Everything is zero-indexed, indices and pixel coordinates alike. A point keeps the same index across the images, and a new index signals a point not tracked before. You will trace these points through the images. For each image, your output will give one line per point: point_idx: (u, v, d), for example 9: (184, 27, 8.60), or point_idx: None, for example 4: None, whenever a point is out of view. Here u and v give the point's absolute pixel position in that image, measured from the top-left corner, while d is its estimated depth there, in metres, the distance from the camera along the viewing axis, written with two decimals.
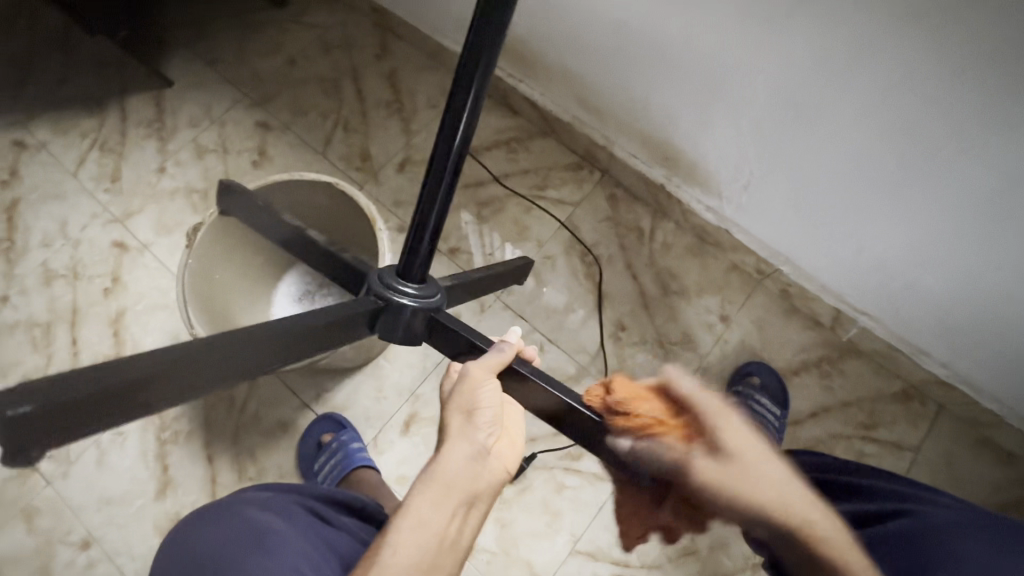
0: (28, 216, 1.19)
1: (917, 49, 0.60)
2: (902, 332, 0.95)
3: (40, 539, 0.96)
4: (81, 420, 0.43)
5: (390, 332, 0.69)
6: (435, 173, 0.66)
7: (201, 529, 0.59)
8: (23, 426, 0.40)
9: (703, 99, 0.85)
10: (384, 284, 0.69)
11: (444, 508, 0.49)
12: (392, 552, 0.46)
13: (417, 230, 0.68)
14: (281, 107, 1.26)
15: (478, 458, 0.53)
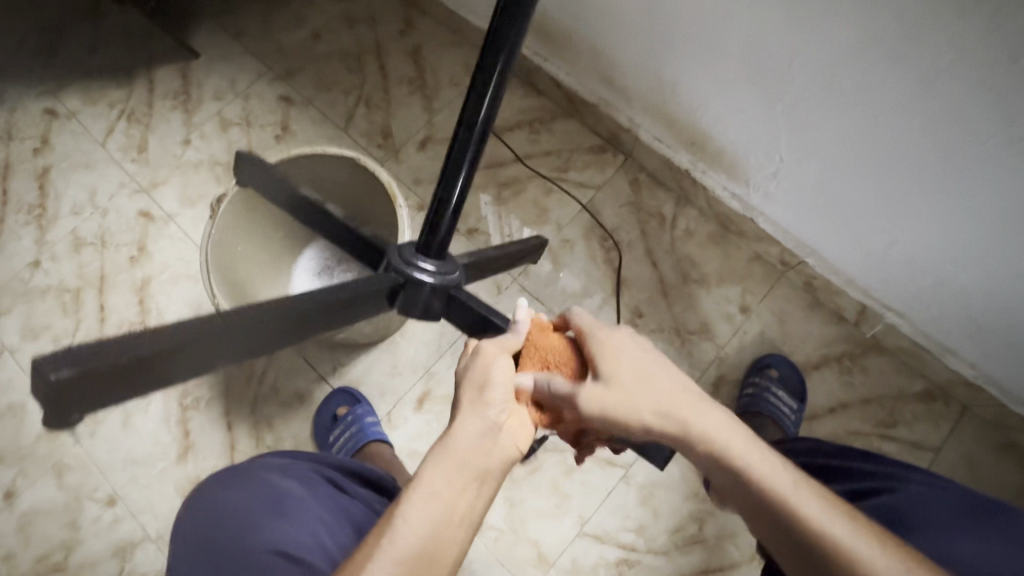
0: (59, 183, 1.22)
1: (969, 32, 0.57)
2: (931, 329, 0.92)
3: (69, 494, 1.00)
4: (116, 387, 0.43)
5: (409, 308, 0.70)
6: (458, 149, 0.66)
7: (221, 491, 0.60)
8: (64, 390, 0.40)
9: (735, 80, 0.82)
10: (404, 260, 0.70)
11: (457, 483, 0.47)
12: (403, 524, 0.45)
13: (437, 208, 0.68)
14: (304, 82, 1.26)
15: (492, 435, 0.51)
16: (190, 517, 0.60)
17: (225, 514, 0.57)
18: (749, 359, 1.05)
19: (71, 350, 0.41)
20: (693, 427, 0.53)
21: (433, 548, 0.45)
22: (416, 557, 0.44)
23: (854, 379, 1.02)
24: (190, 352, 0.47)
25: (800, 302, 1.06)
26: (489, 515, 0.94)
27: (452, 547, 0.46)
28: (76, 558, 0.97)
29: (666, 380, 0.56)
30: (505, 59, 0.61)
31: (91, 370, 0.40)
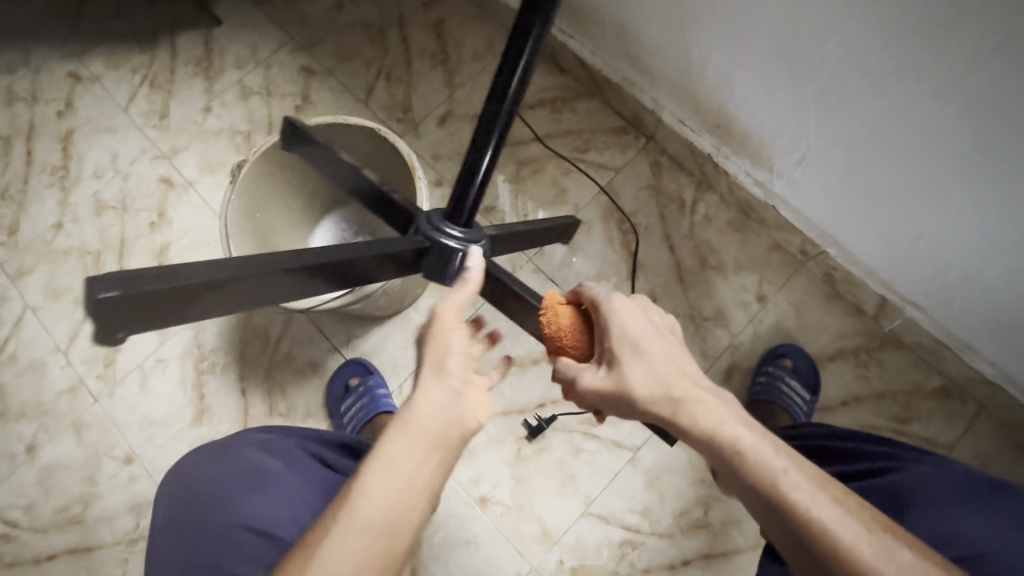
0: (82, 147, 1.23)
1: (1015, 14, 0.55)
2: (951, 325, 0.91)
3: (88, 451, 1.03)
4: (148, 312, 0.50)
5: (435, 274, 0.69)
6: (491, 112, 0.66)
7: (199, 469, 0.60)
8: (108, 307, 0.47)
9: (765, 62, 0.80)
10: (432, 225, 0.69)
11: (415, 452, 0.45)
12: (361, 496, 0.42)
13: (468, 172, 0.68)
14: (326, 52, 1.25)
15: (454, 403, 0.48)
16: (163, 495, 0.60)
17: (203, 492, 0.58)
18: (763, 348, 1.04)
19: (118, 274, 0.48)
20: (683, 408, 0.52)
21: (395, 519, 0.42)
22: (378, 528, 0.42)
23: (869, 372, 1.01)
24: (217, 288, 0.53)
25: (818, 293, 1.04)
26: (496, 490, 0.95)
27: (413, 520, 0.43)
28: (94, 512, 1.00)
29: (664, 362, 0.55)
30: (534, 39, 0.63)
31: (127, 292, 0.47)
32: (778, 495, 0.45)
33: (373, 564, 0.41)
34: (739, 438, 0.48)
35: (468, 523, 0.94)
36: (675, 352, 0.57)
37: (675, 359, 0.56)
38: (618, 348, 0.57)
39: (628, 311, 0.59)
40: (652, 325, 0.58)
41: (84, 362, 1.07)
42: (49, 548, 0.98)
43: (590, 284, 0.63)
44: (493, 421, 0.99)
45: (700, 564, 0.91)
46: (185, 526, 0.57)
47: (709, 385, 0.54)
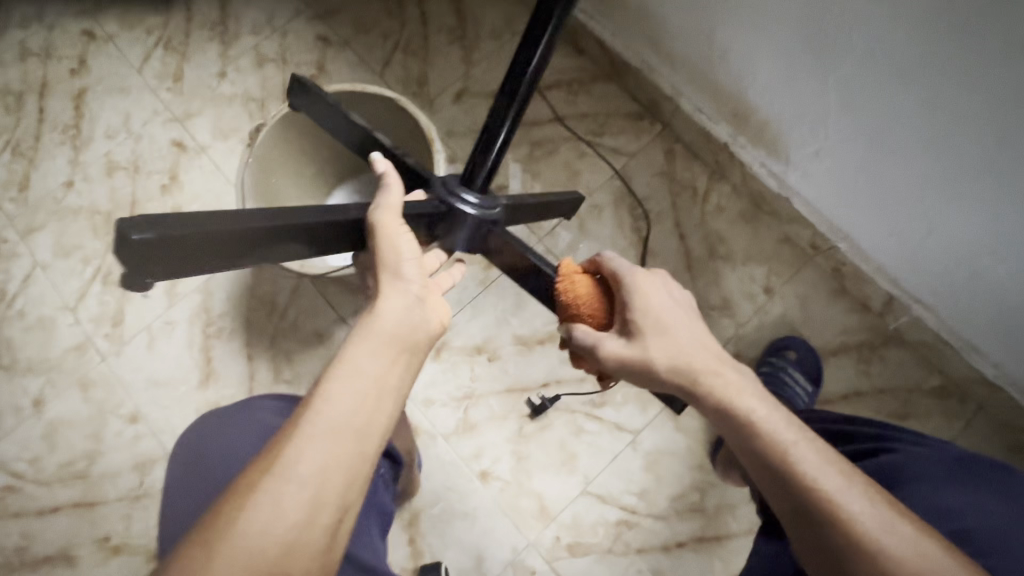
0: (95, 106, 1.22)
1: None
2: (956, 324, 0.91)
3: (94, 408, 1.04)
4: (172, 257, 0.51)
5: (447, 238, 0.71)
6: (509, 89, 0.68)
7: (205, 429, 0.62)
8: (140, 248, 0.48)
9: (790, 50, 0.79)
10: (449, 191, 0.71)
11: (379, 357, 0.45)
12: (324, 401, 0.41)
13: (485, 145, 0.70)
14: (343, 22, 1.24)
15: (414, 307, 0.50)
16: (175, 462, 0.61)
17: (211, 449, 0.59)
18: (768, 340, 1.04)
19: (150, 216, 0.49)
20: (710, 383, 0.53)
21: (361, 422, 0.41)
22: (344, 430, 0.40)
23: (871, 368, 1.02)
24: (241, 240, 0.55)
25: (825, 288, 1.05)
26: (496, 466, 0.97)
27: (380, 424, 0.42)
28: (98, 468, 1.01)
29: (686, 335, 0.56)
30: (559, 14, 0.64)
31: (160, 236, 0.48)
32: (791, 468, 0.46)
33: (339, 469, 0.39)
34: (758, 417, 0.50)
35: (468, 497, 0.96)
36: (699, 330, 0.58)
37: (700, 336, 0.57)
38: (641, 319, 0.58)
39: (648, 281, 0.60)
40: (676, 304, 0.59)
41: (92, 321, 1.08)
42: (53, 502, 1.00)
43: (605, 253, 0.64)
44: (497, 397, 1.00)
45: (694, 546, 0.93)
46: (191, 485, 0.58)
47: (727, 359, 0.56)
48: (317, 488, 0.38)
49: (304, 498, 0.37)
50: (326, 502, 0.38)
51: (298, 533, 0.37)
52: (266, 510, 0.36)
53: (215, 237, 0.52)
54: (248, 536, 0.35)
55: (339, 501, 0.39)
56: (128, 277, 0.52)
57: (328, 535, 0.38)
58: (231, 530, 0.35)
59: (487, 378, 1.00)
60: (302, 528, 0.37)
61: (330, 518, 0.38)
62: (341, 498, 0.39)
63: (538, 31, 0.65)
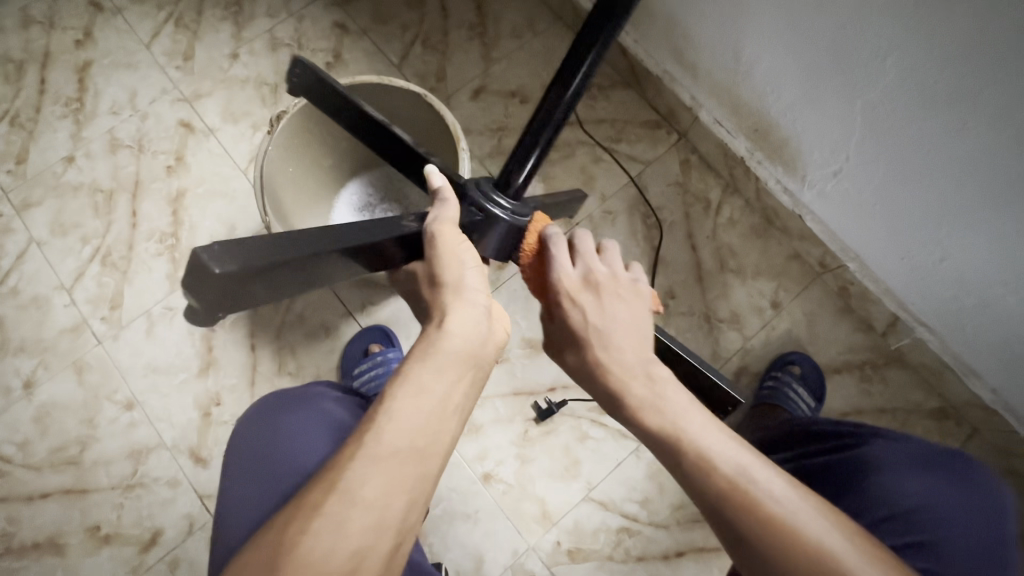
0: (99, 80, 1.18)
1: None
2: (959, 350, 0.93)
3: (88, 393, 1.01)
4: (243, 290, 0.51)
5: (481, 244, 0.69)
6: (555, 94, 0.68)
7: (259, 428, 0.63)
8: (216, 283, 0.48)
9: (818, 73, 0.80)
10: (484, 194, 0.69)
11: (445, 378, 0.45)
12: (388, 419, 0.41)
13: (529, 144, 0.70)
14: (360, 11, 1.22)
15: (482, 322, 0.51)
16: (224, 461, 0.61)
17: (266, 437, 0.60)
18: (773, 354, 1.06)
19: (218, 248, 0.49)
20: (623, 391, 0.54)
21: (423, 444, 0.41)
22: (407, 452, 0.40)
23: (873, 388, 1.04)
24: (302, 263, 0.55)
25: (831, 306, 1.07)
26: (500, 468, 0.96)
27: (442, 444, 0.42)
28: (91, 455, 0.98)
29: (606, 326, 0.57)
30: (610, 31, 0.65)
31: (234, 269, 0.48)
32: (699, 476, 0.47)
33: (402, 488, 0.39)
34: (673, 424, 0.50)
35: (470, 498, 0.95)
36: (627, 344, 0.56)
37: (620, 353, 0.55)
38: (567, 314, 0.58)
39: (580, 279, 0.60)
40: (603, 312, 0.57)
41: (90, 303, 1.05)
42: (42, 487, 0.97)
43: (551, 238, 0.64)
44: (503, 400, 1.00)
45: (693, 556, 0.94)
46: (248, 478, 0.57)
47: (641, 371, 0.54)
48: (380, 510, 0.38)
49: (369, 519, 0.37)
50: (388, 524, 0.38)
51: (360, 558, 0.36)
52: (328, 528, 0.36)
53: (282, 259, 0.52)
54: (310, 555, 0.35)
55: (400, 523, 0.39)
56: (196, 313, 0.51)
57: (387, 557, 0.38)
58: (294, 548, 0.36)
59: (495, 379, 1.00)
60: (366, 552, 0.37)
61: (390, 542, 0.38)
62: (403, 520, 0.39)
63: (590, 40, 0.65)
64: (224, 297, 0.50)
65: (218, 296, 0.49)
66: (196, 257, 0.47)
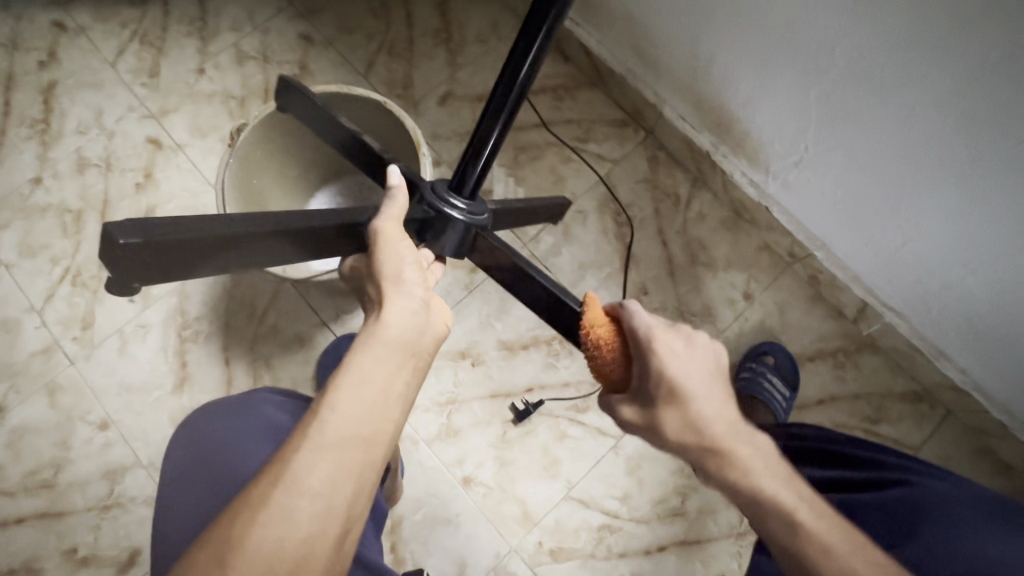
0: (65, 100, 1.18)
1: (997, 41, 0.59)
2: (927, 332, 0.94)
3: (61, 414, 1.00)
4: (164, 262, 0.52)
5: (436, 244, 0.71)
6: (497, 98, 0.68)
7: (195, 435, 0.61)
8: (126, 253, 0.49)
9: (772, 63, 0.81)
10: (437, 196, 0.70)
11: (387, 365, 0.45)
12: (333, 409, 0.41)
13: (475, 150, 0.70)
14: (326, 21, 1.23)
15: (420, 311, 0.52)
16: (162, 474, 0.61)
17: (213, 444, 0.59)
18: (747, 345, 1.07)
19: (139, 220, 0.50)
20: (731, 459, 0.49)
21: (366, 433, 0.42)
22: (351, 440, 0.41)
23: (846, 374, 1.05)
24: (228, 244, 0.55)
25: (803, 294, 1.08)
26: (479, 472, 0.96)
27: (383, 432, 0.43)
28: (65, 477, 0.97)
29: (710, 387, 0.53)
30: (550, 24, 0.64)
31: (141, 240, 0.49)
32: (830, 565, 0.43)
33: (350, 476, 0.39)
34: (783, 499, 0.47)
35: (451, 502, 0.95)
36: (725, 412, 0.52)
37: (717, 421, 0.51)
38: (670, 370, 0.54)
39: (667, 332, 0.57)
40: (693, 369, 0.54)
41: (61, 324, 1.04)
42: (17, 512, 0.96)
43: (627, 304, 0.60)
44: (480, 402, 1.00)
45: (675, 550, 0.94)
46: (194, 488, 0.57)
47: (743, 431, 0.51)
48: (328, 499, 0.38)
49: (317, 509, 0.38)
50: (335, 513, 0.38)
51: (310, 545, 0.37)
52: (273, 518, 0.36)
53: (205, 235, 0.53)
54: (257, 546, 0.35)
55: (347, 511, 0.39)
56: (115, 278, 0.52)
57: (334, 546, 0.38)
58: (241, 543, 0.35)
59: (471, 383, 1.00)
60: (315, 540, 0.37)
61: (336, 530, 0.38)
62: (350, 508, 0.39)
63: (530, 35, 0.64)
64: (141, 268, 0.52)
65: (132, 267, 0.51)
66: (110, 228, 0.48)
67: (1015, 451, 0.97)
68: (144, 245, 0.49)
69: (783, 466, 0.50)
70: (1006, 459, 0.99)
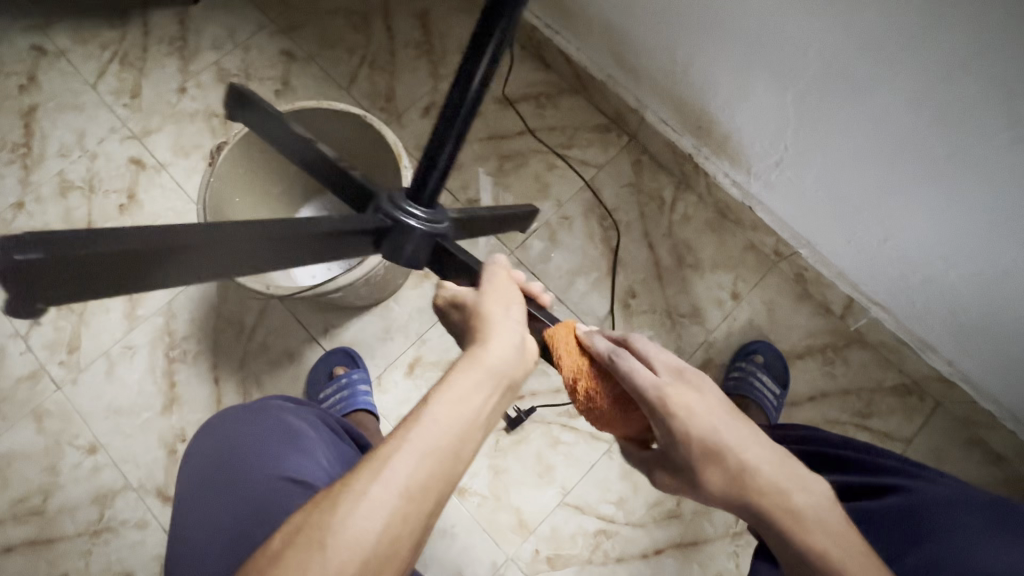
0: (46, 123, 1.17)
1: (962, 47, 0.60)
2: (913, 326, 0.95)
3: (49, 439, 0.99)
4: (85, 276, 0.41)
5: (395, 255, 0.65)
6: (452, 102, 0.61)
7: (212, 441, 0.61)
8: (28, 271, 0.38)
9: (749, 67, 0.82)
10: (393, 203, 0.64)
11: (483, 390, 0.44)
12: (432, 418, 0.40)
13: (431, 157, 0.63)
14: (307, 37, 1.23)
15: (517, 346, 0.49)
16: (180, 478, 0.61)
17: (233, 447, 0.59)
18: (737, 345, 1.07)
19: (39, 233, 0.39)
20: (784, 510, 0.47)
21: (458, 447, 0.40)
22: (445, 451, 0.39)
23: (836, 370, 1.05)
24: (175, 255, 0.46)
25: (789, 292, 1.08)
26: (473, 481, 0.96)
27: (471, 447, 0.41)
28: (55, 503, 0.96)
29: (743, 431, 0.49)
30: (504, 27, 0.57)
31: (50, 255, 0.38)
32: None
33: (436, 485, 0.38)
34: (832, 550, 0.44)
35: (446, 513, 0.94)
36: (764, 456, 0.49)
37: (768, 469, 0.48)
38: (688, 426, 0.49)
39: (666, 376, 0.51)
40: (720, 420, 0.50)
41: (46, 348, 1.03)
42: (6, 541, 0.95)
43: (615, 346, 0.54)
44: None
45: (672, 553, 0.94)
46: (209, 493, 0.57)
47: (785, 477, 0.48)
48: (415, 502, 0.37)
49: (398, 509, 0.36)
50: (419, 519, 0.37)
51: (394, 545, 0.36)
52: (352, 512, 0.35)
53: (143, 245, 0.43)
54: (354, 540, 0.35)
55: (428, 516, 0.38)
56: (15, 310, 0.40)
57: (413, 549, 0.37)
58: (324, 534, 0.35)
59: None
60: (401, 541, 0.36)
61: (416, 534, 0.37)
62: (429, 517, 0.38)
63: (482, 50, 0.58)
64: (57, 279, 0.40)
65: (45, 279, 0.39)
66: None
67: (1007, 442, 0.97)
68: (54, 259, 0.39)
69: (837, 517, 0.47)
70: (998, 450, 0.99)
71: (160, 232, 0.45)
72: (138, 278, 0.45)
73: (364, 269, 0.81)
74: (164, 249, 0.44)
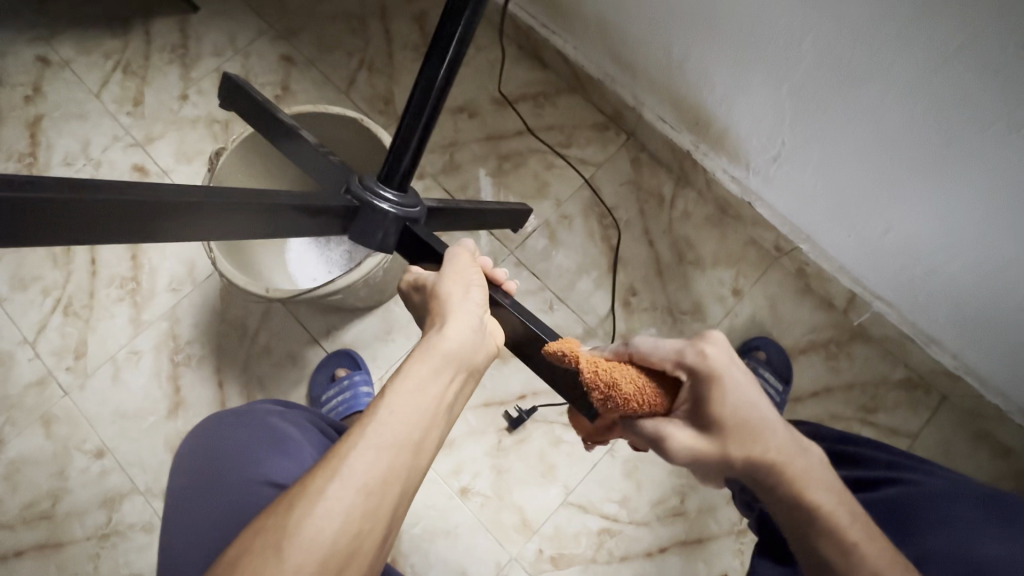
0: (51, 132, 1.19)
1: (954, 36, 0.60)
2: (916, 319, 0.94)
3: (57, 444, 1.00)
4: (80, 223, 0.42)
5: (364, 237, 0.65)
6: (424, 82, 0.63)
7: (201, 445, 0.63)
8: (22, 209, 0.39)
9: (744, 60, 0.82)
10: (364, 186, 0.64)
11: (441, 379, 0.44)
12: (389, 412, 0.40)
13: (405, 137, 0.64)
14: (306, 41, 1.24)
15: (476, 333, 0.50)
16: (169, 484, 0.63)
17: (219, 452, 0.60)
18: (739, 341, 1.07)
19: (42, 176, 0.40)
20: (790, 478, 0.44)
21: (418, 437, 0.40)
22: (406, 442, 0.39)
23: (839, 364, 1.05)
24: (169, 214, 0.47)
25: (792, 288, 1.08)
26: (476, 481, 0.96)
27: (431, 438, 0.42)
28: (63, 508, 0.97)
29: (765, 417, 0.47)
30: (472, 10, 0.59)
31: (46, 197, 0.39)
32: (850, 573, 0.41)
33: (398, 479, 0.38)
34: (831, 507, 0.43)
35: (450, 514, 0.95)
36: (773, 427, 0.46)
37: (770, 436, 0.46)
38: (719, 399, 0.47)
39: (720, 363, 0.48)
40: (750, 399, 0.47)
41: (54, 354, 1.04)
42: (16, 545, 0.96)
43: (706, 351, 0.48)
44: (474, 412, 1.00)
45: (677, 551, 0.93)
46: (197, 496, 0.58)
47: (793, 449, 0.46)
48: (377, 497, 0.37)
49: (361, 506, 0.36)
50: (382, 512, 0.37)
51: (358, 541, 0.36)
52: (309, 510, 0.35)
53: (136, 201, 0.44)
54: (312, 540, 0.34)
55: (393, 509, 0.38)
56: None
57: (379, 544, 0.38)
58: (285, 533, 0.35)
59: None
60: (364, 537, 0.36)
61: (381, 529, 0.37)
62: (394, 510, 0.38)
63: (446, 41, 0.61)
64: (31, 222, 0.40)
65: (34, 219, 0.40)
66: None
67: (1015, 435, 0.96)
68: (51, 201, 0.40)
69: (836, 481, 0.46)
70: (1006, 443, 0.98)
71: (157, 190, 0.46)
72: (128, 232, 0.46)
73: (363, 272, 0.82)
74: (157, 206, 0.45)
